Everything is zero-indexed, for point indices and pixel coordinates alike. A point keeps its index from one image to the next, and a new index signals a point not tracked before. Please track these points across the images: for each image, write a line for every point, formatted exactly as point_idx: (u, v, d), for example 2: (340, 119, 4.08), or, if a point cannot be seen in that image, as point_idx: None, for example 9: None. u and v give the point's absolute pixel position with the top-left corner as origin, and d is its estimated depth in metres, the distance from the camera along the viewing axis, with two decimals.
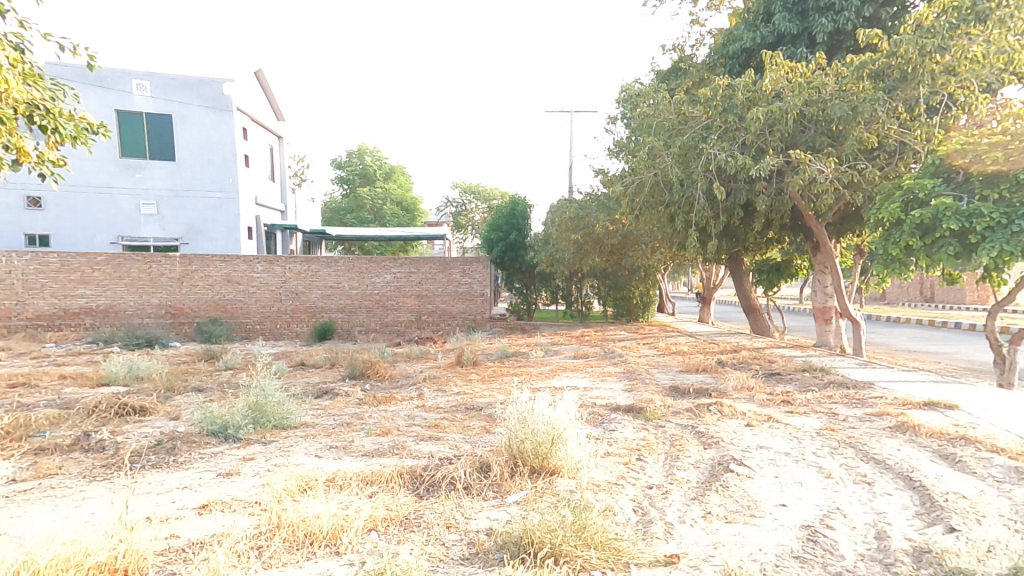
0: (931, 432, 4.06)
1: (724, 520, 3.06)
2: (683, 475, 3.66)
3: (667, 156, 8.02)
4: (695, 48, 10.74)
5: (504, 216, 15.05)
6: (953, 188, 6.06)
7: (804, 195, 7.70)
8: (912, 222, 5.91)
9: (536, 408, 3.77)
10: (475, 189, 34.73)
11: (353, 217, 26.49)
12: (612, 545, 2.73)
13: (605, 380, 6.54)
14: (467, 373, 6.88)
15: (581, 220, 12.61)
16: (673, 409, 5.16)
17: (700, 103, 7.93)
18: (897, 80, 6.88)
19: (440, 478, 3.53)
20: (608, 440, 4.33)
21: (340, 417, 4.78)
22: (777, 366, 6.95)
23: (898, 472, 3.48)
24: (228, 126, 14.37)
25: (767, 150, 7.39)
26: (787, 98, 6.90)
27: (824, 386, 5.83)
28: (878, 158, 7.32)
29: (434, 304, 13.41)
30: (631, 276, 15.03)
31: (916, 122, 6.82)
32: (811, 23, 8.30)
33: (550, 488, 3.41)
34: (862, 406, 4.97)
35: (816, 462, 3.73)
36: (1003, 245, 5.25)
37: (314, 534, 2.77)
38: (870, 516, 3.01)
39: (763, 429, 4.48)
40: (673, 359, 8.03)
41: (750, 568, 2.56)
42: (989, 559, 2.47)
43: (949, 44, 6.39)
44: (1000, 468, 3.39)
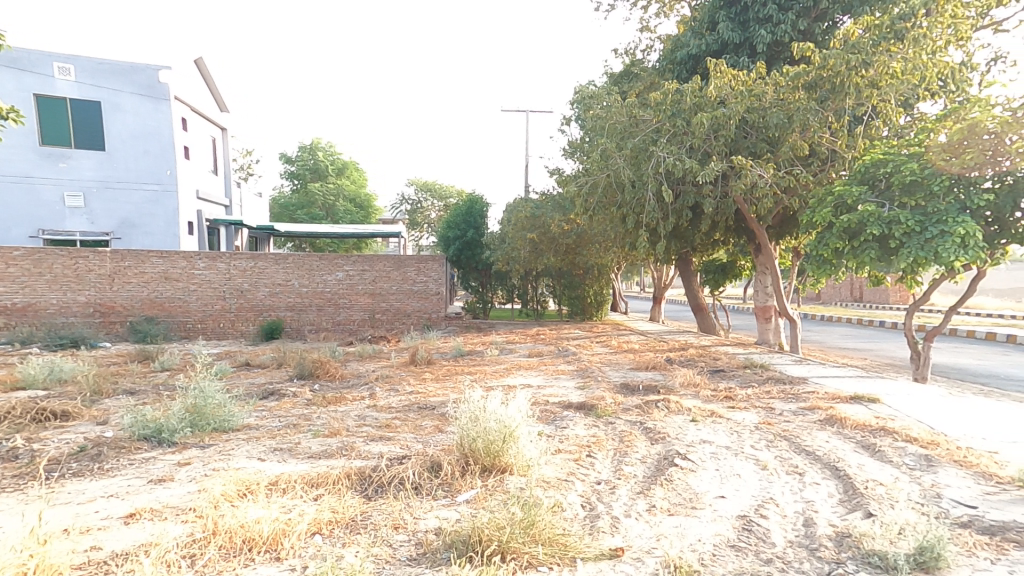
0: (856, 424, 4.32)
1: (666, 512, 3.17)
2: (630, 470, 3.74)
3: (620, 158, 8.13)
4: (645, 53, 10.96)
5: (461, 215, 15.32)
6: (877, 194, 6.36)
7: (747, 198, 7.98)
8: (840, 226, 6.22)
9: (488, 407, 3.71)
10: (429, 185, 34.49)
11: (304, 212, 25.73)
12: (559, 541, 2.82)
13: (559, 378, 6.61)
14: (422, 372, 6.83)
15: (537, 220, 12.79)
16: (623, 406, 5.27)
17: (651, 107, 8.05)
18: (828, 91, 7.18)
19: (389, 478, 3.49)
20: (560, 437, 4.36)
21: (286, 418, 4.65)
22: (721, 363, 7.22)
23: (826, 462, 3.68)
24: (165, 115, 13.78)
25: (713, 154, 7.63)
26: (731, 104, 7.19)
27: (764, 381, 6.09)
28: (813, 164, 7.68)
29: (388, 302, 13.24)
30: (585, 275, 15.06)
31: (844, 131, 7.20)
32: (751, 33, 8.66)
33: (500, 486, 3.42)
34: (797, 400, 5.23)
35: (753, 454, 3.90)
36: (918, 251, 5.62)
37: (253, 540, 2.69)
38: (799, 504, 3.19)
39: (707, 424, 4.64)
40: (624, 356, 8.23)
41: (688, 558, 2.67)
42: (900, 541, 2.66)
43: (873, 60, 6.73)
44: (913, 457, 3.64)
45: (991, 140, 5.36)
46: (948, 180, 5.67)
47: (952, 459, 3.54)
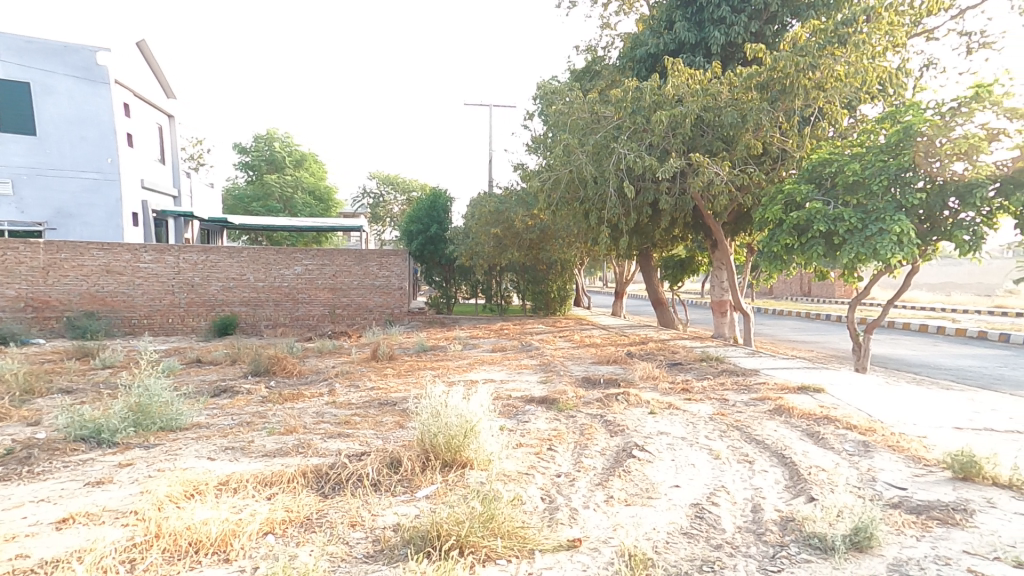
0: (802, 413, 4.52)
1: (623, 503, 3.24)
2: (590, 463, 3.80)
3: (582, 154, 8.19)
4: (606, 50, 11.09)
5: (425, 210, 15.22)
6: (823, 193, 6.68)
7: (703, 195, 8.19)
8: (790, 222, 6.48)
9: (449, 402, 3.69)
10: (393, 179, 33.95)
11: (259, 205, 24.97)
12: (518, 533, 2.84)
13: (521, 373, 6.65)
14: (383, 368, 6.76)
15: (501, 215, 12.85)
16: (585, 399, 5.35)
17: (612, 103, 8.10)
18: (778, 92, 7.33)
19: (347, 475, 3.43)
20: (521, 431, 4.39)
21: (239, 416, 4.53)
22: (679, 356, 7.42)
23: (774, 450, 3.83)
24: (104, 100, 13.13)
25: (671, 151, 7.75)
26: (687, 103, 7.33)
27: (719, 374, 6.29)
28: (765, 163, 7.91)
29: (349, 297, 13.32)
30: (548, 270, 15.64)
31: (793, 131, 7.47)
32: (706, 34, 8.87)
33: (461, 480, 3.41)
34: (749, 391, 5.43)
35: (707, 444, 4.02)
36: (859, 247, 5.87)
37: (199, 542, 2.60)
38: (748, 491, 3.31)
39: (664, 416, 4.75)
40: (586, 351, 8.36)
41: (643, 546, 2.72)
42: (838, 523, 2.81)
43: (818, 62, 6.90)
44: (852, 443, 3.84)
45: (924, 142, 5.65)
46: (886, 180, 5.92)
47: (886, 444, 3.75)
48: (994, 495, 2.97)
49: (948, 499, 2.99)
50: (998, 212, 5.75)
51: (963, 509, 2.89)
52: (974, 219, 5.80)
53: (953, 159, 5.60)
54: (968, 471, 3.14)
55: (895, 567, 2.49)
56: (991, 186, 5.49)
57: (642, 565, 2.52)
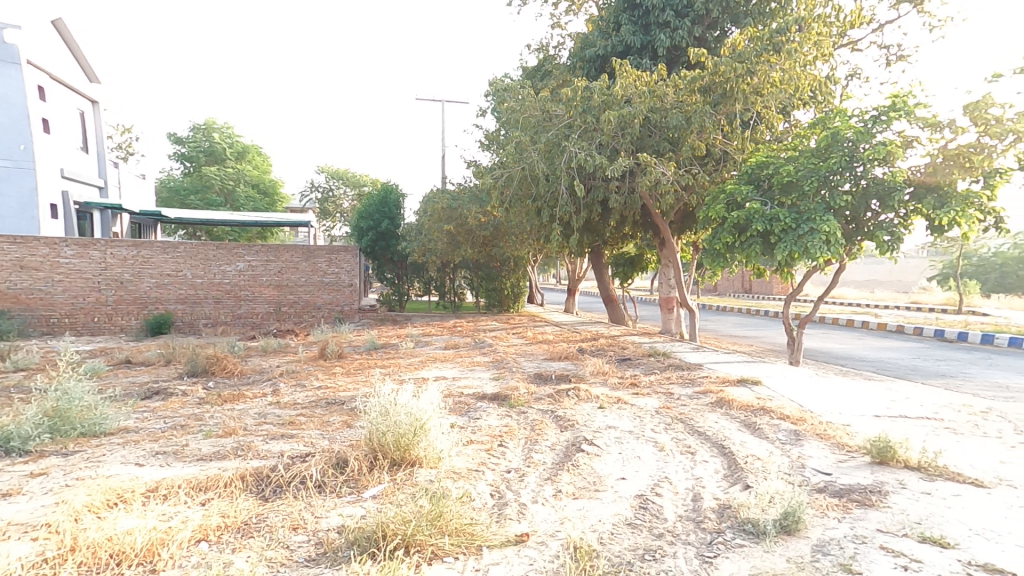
0: (741, 405, 4.72)
1: (572, 496, 3.29)
2: (540, 458, 3.83)
3: (534, 152, 8.25)
4: (556, 49, 11.20)
5: (375, 205, 15.06)
6: (761, 194, 6.93)
7: (651, 194, 8.35)
8: (731, 221, 6.72)
9: (398, 400, 3.63)
10: (341, 174, 32.75)
11: (198, 198, 23.60)
12: (467, 531, 2.84)
13: (474, 370, 6.65)
14: (331, 367, 6.62)
15: (454, 211, 12.78)
16: (536, 395, 5.40)
17: (563, 102, 8.17)
18: (720, 96, 7.64)
19: (290, 477, 3.33)
20: (472, 428, 4.37)
21: (173, 419, 4.33)
22: (629, 352, 7.62)
23: (715, 441, 3.98)
24: (16, 81, 12.32)
25: (621, 151, 7.91)
26: (635, 104, 7.49)
27: (665, 368, 6.50)
28: (708, 164, 8.17)
29: (296, 294, 13.03)
30: (502, 267, 15.88)
31: (735, 133, 7.75)
32: (652, 37, 9.13)
33: (410, 479, 3.37)
34: (692, 384, 5.64)
35: (652, 437, 4.13)
36: (792, 246, 6.12)
37: (122, 553, 2.46)
38: (689, 481, 3.43)
39: (613, 410, 4.85)
40: (539, 347, 8.45)
41: (589, 538, 2.77)
42: (769, 508, 2.95)
43: (756, 69, 7.21)
44: (785, 432, 4.05)
45: (851, 147, 6.07)
46: (816, 182, 6.22)
47: (815, 432, 3.98)
48: (906, 477, 3.23)
49: (867, 482, 3.21)
50: (913, 215, 6.12)
51: (879, 490, 3.12)
52: (892, 221, 6.21)
53: (874, 163, 5.93)
54: (884, 455, 3.38)
55: (819, 547, 2.65)
56: (905, 190, 5.90)
57: (586, 557, 2.56)
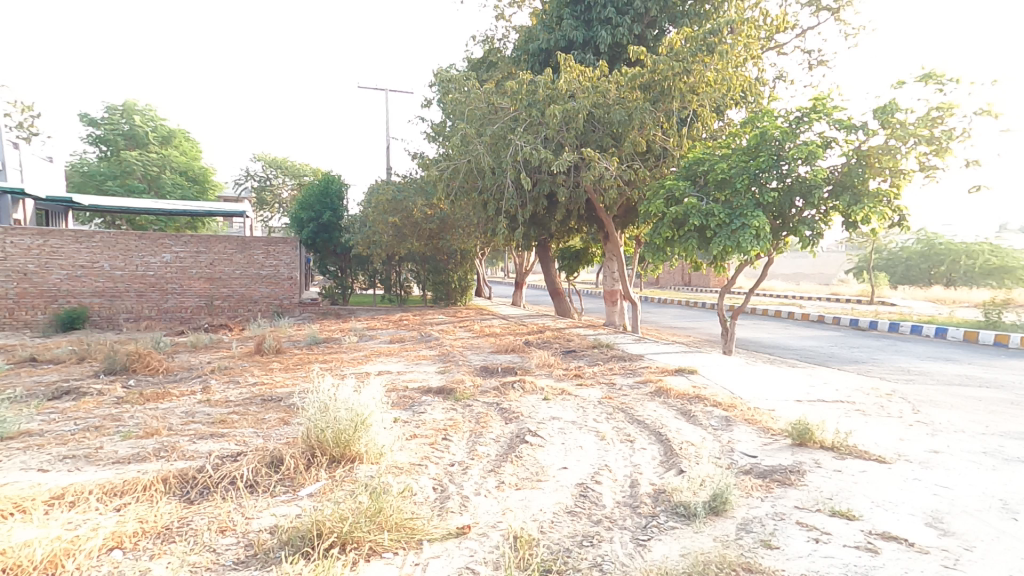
0: (678, 394, 4.92)
1: (514, 487, 3.31)
2: (484, 450, 3.84)
3: (480, 144, 8.22)
4: (502, 42, 11.16)
5: (317, 195, 15.11)
6: (697, 189, 7.18)
7: (595, 188, 8.61)
8: (670, 216, 6.95)
9: (338, 395, 3.53)
10: (280, 162, 31.37)
11: (116, 184, 20.28)
12: (407, 525, 2.80)
13: (419, 364, 6.61)
14: (269, 362, 6.44)
15: (399, 204, 12.97)
16: (482, 388, 5.42)
17: (509, 95, 8.17)
18: (658, 94, 7.82)
19: (219, 478, 3.18)
20: (416, 423, 4.33)
21: (87, 420, 4.07)
22: (573, 344, 7.80)
23: (653, 429, 4.13)
24: None
25: (565, 145, 8.06)
26: (579, 99, 7.64)
27: (608, 359, 6.69)
28: (649, 160, 8.42)
29: (230, 288, 13.04)
30: (449, 260, 16.08)
31: (673, 130, 7.99)
32: (595, 33, 9.33)
33: (349, 475, 3.29)
34: (633, 374, 5.84)
35: (594, 427, 4.24)
36: (726, 240, 6.42)
37: (18, 567, 2.25)
38: (628, 468, 3.54)
39: (557, 401, 4.94)
40: (485, 340, 8.52)
41: (529, 528, 2.80)
42: (700, 491, 3.09)
43: (692, 67, 7.45)
44: (717, 418, 4.25)
45: (778, 146, 6.43)
46: (746, 179, 6.50)
47: (744, 418, 4.21)
48: (821, 457, 3.47)
49: (788, 462, 3.43)
50: (830, 211, 6.55)
51: (798, 470, 3.33)
52: (813, 216, 6.65)
53: (797, 163, 6.28)
54: (804, 437, 3.62)
55: (743, 526, 2.79)
56: (824, 187, 6.30)
57: (526, 545, 2.59)
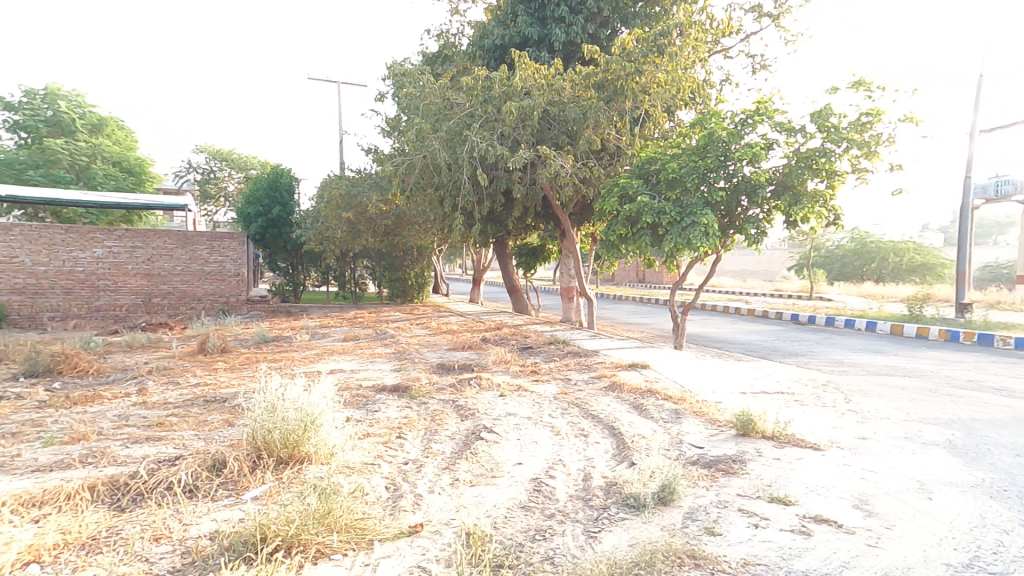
0: (631, 388, 5.04)
1: (468, 484, 3.31)
2: (438, 447, 3.82)
3: (435, 140, 8.17)
4: (457, 37, 11.08)
5: (265, 189, 15.22)
6: (650, 187, 7.36)
7: (551, 185, 8.76)
8: (624, 214, 7.13)
9: (286, 394, 3.43)
10: (225, 154, 30.26)
11: (39, 173, 18.26)
12: (357, 525, 2.74)
13: (374, 362, 6.53)
14: (213, 362, 6.26)
15: (352, 199, 12.79)
16: (438, 385, 5.39)
17: (464, 91, 8.14)
18: (612, 93, 7.92)
19: (155, 484, 3.03)
20: (369, 421, 4.26)
21: (2, 427, 3.80)
22: (531, 340, 7.88)
23: (607, 423, 4.21)
24: None
25: (521, 142, 8.19)
26: (535, 96, 7.70)
27: (564, 355, 6.79)
28: (603, 158, 8.60)
29: (170, 285, 13.07)
30: (405, 257, 16.28)
31: (626, 129, 8.25)
32: (549, 31, 9.43)
33: (298, 477, 3.21)
34: (588, 370, 5.95)
35: (550, 422, 4.28)
36: (677, 238, 6.60)
37: None
38: (581, 462, 3.59)
39: (514, 397, 4.98)
40: (443, 337, 8.52)
41: (483, 524, 2.80)
42: (649, 482, 3.16)
43: (643, 68, 7.57)
44: (667, 411, 4.38)
45: (725, 146, 6.64)
46: (696, 179, 6.71)
47: (692, 410, 4.36)
48: (763, 446, 3.62)
49: (732, 452, 3.57)
50: (773, 211, 6.82)
51: (741, 459, 3.46)
52: (758, 215, 6.92)
53: (743, 163, 6.51)
54: (747, 428, 3.78)
55: (689, 515, 2.87)
56: (765, 188, 6.59)
57: (479, 542, 2.58)
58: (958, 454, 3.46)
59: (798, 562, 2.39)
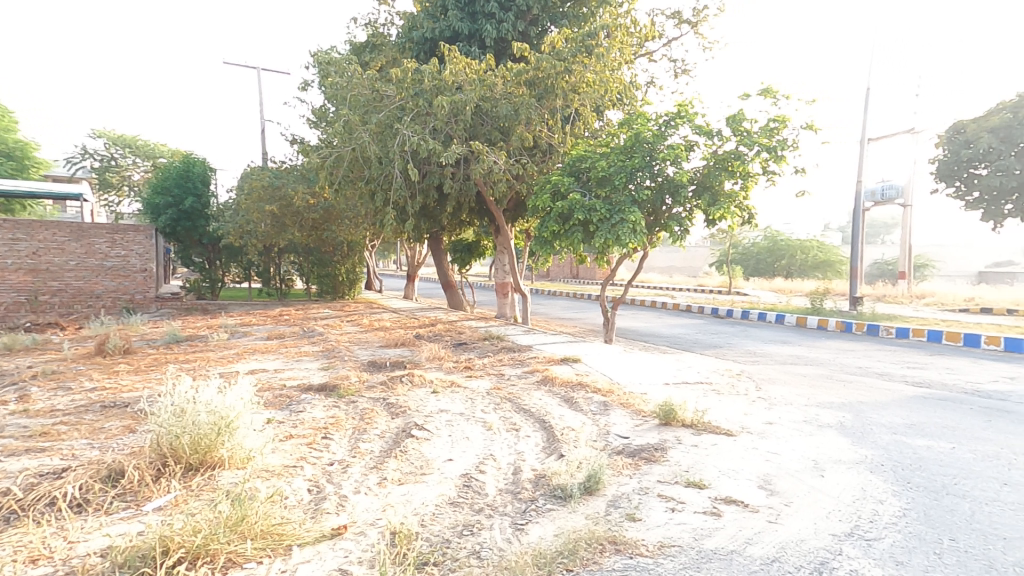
0: (562, 382, 5.18)
1: (396, 483, 3.25)
2: (367, 447, 3.75)
3: (365, 132, 8.11)
4: (386, 27, 10.86)
5: (174, 178, 14.46)
6: (581, 184, 7.60)
7: (485, 182, 8.77)
8: (556, 211, 7.33)
9: (197, 396, 3.23)
10: (129, 141, 27.97)
11: None
12: (275, 531, 2.61)
13: (300, 361, 6.37)
14: (113, 365, 5.91)
15: (275, 190, 12.57)
16: (368, 383, 5.31)
17: (394, 83, 8.12)
18: (543, 91, 8.15)
19: (36, 501, 2.77)
20: (293, 423, 4.10)
21: None
22: (466, 336, 7.93)
23: (538, 417, 4.30)
24: None
25: (454, 137, 8.15)
26: (467, 91, 7.70)
27: (498, 351, 6.88)
28: (536, 155, 8.72)
29: (62, 281, 12.35)
30: (334, 253, 16.29)
31: (557, 127, 8.31)
32: (479, 26, 9.49)
33: (209, 484, 3.03)
34: (521, 365, 6.06)
35: (482, 417, 4.31)
36: (607, 234, 6.80)
37: None
38: (512, 456, 3.63)
39: (447, 394, 4.96)
40: (375, 334, 8.42)
41: (410, 522, 2.74)
42: (576, 472, 3.25)
43: (572, 67, 7.83)
44: (596, 404, 4.53)
45: (653, 146, 6.91)
46: (624, 177, 6.95)
47: (620, 402, 4.52)
48: (683, 433, 3.82)
49: (654, 440, 3.74)
50: (693, 210, 7.20)
51: (662, 447, 3.62)
52: (681, 214, 7.25)
53: (667, 163, 6.81)
54: (669, 417, 3.97)
55: (612, 503, 2.96)
56: (687, 188, 6.93)
57: (404, 540, 2.53)
58: (847, 434, 3.80)
59: (709, 542, 2.52)
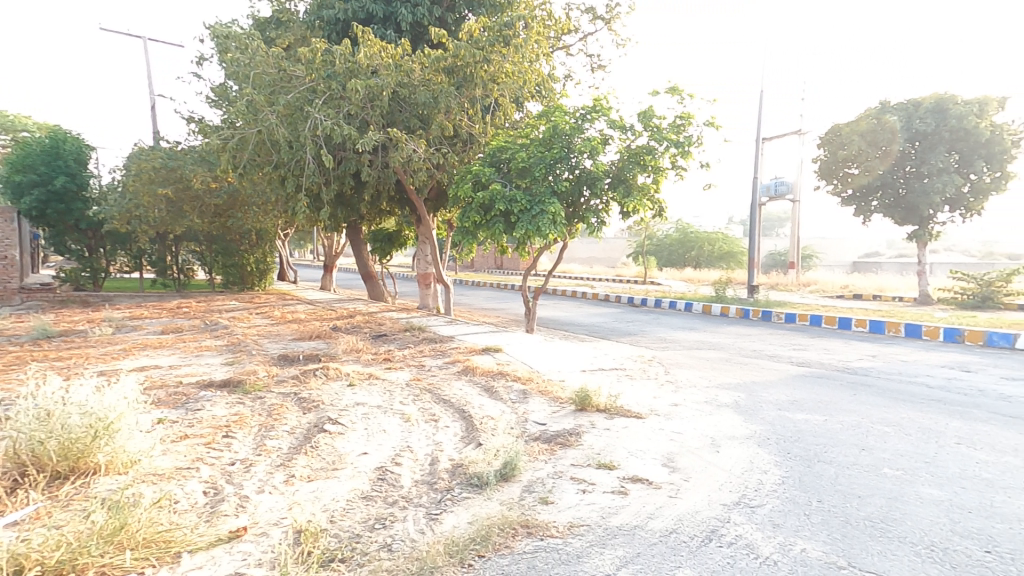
0: (484, 372, 5.25)
1: (306, 480, 3.11)
2: (273, 444, 3.57)
3: (271, 113, 7.79)
4: (291, 2, 10.31)
5: (41, 156, 13.04)
6: (501, 175, 7.69)
7: (404, 170, 8.66)
8: (477, 201, 7.33)
9: (67, 396, 2.99)
10: None
11: None
12: (161, 538, 2.38)
13: (200, 356, 6.02)
14: None
15: (170, 172, 11.74)
16: (278, 378, 5.10)
17: (303, 63, 7.84)
18: (461, 79, 8.03)
19: None
20: (189, 422, 3.84)
21: None
22: (386, 328, 7.80)
23: (457, 407, 4.31)
24: None
25: (370, 123, 8.02)
26: (382, 76, 7.60)
27: (419, 342, 6.83)
28: (456, 144, 8.72)
29: None
30: (241, 241, 15.59)
31: (477, 117, 8.35)
32: (394, 9, 9.35)
33: (82, 492, 2.74)
34: (441, 355, 6.05)
35: (400, 410, 4.26)
36: (528, 225, 6.93)
37: None
38: (429, 446, 3.61)
39: (363, 387, 4.86)
40: (288, 327, 8.10)
41: (317, 519, 2.64)
42: (493, 460, 3.27)
43: (490, 56, 7.69)
44: (516, 392, 4.62)
45: (575, 139, 7.11)
46: (542, 168, 7.17)
47: (538, 390, 4.64)
48: (596, 417, 3.98)
49: (569, 425, 3.86)
50: (608, 202, 7.50)
51: (577, 432, 3.74)
52: (597, 206, 7.53)
53: (583, 155, 7.11)
54: (584, 402, 4.15)
55: (527, 488, 3.00)
56: (603, 180, 7.23)
57: (310, 538, 2.41)
58: (741, 411, 4.11)
59: (614, 519, 2.62)
